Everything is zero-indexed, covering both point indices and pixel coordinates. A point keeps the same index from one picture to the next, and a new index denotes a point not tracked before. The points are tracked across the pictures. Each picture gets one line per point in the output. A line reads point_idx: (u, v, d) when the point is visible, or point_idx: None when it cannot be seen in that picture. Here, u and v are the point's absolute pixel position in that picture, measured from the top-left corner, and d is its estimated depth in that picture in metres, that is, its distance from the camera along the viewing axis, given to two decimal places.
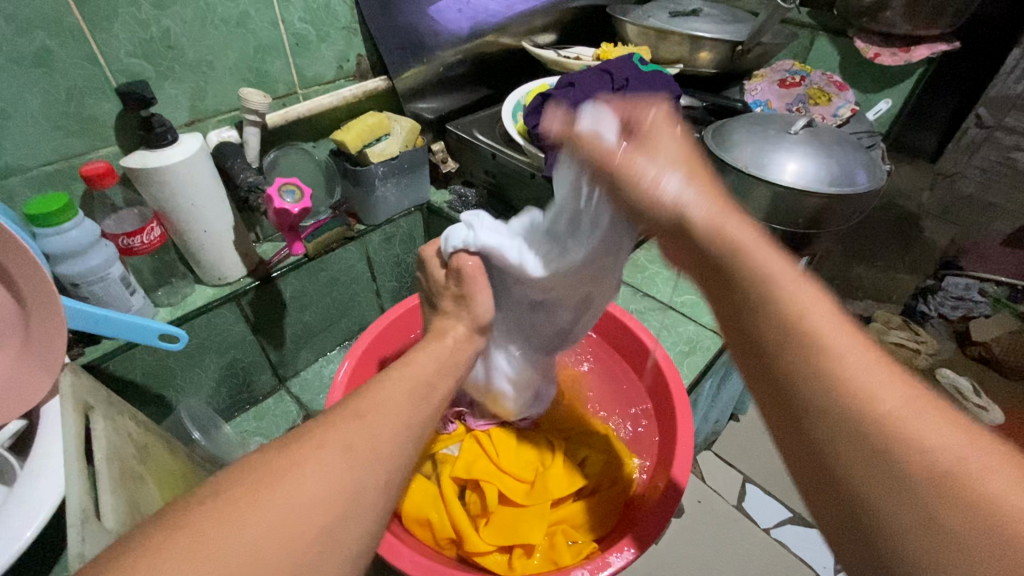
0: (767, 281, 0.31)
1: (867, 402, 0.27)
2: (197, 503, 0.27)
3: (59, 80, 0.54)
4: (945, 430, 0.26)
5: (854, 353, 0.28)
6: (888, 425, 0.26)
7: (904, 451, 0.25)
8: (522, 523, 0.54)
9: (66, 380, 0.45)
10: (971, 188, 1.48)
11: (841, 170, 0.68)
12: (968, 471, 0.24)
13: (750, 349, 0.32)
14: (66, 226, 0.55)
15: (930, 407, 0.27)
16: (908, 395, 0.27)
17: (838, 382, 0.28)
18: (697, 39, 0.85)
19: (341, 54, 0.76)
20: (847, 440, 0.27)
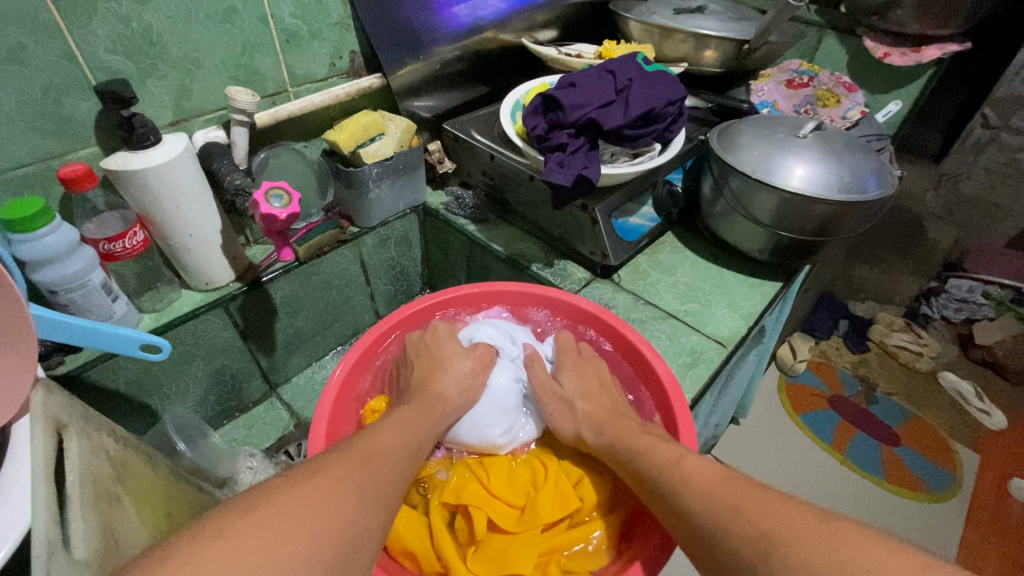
0: (672, 473, 0.47)
1: (740, 529, 0.39)
2: (234, 513, 0.34)
3: (34, 78, 0.52)
4: (791, 527, 0.37)
5: (716, 488, 0.43)
6: (761, 545, 0.37)
7: (775, 563, 0.36)
8: (511, 551, 0.52)
9: (38, 398, 0.43)
10: (977, 189, 1.39)
11: (851, 176, 0.66)
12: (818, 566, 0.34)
13: (679, 525, 0.45)
14: (43, 230, 0.52)
15: (789, 518, 0.38)
16: (769, 510, 0.39)
17: (718, 518, 0.41)
18: (702, 37, 0.82)
19: (333, 51, 0.73)
20: (738, 566, 0.38)
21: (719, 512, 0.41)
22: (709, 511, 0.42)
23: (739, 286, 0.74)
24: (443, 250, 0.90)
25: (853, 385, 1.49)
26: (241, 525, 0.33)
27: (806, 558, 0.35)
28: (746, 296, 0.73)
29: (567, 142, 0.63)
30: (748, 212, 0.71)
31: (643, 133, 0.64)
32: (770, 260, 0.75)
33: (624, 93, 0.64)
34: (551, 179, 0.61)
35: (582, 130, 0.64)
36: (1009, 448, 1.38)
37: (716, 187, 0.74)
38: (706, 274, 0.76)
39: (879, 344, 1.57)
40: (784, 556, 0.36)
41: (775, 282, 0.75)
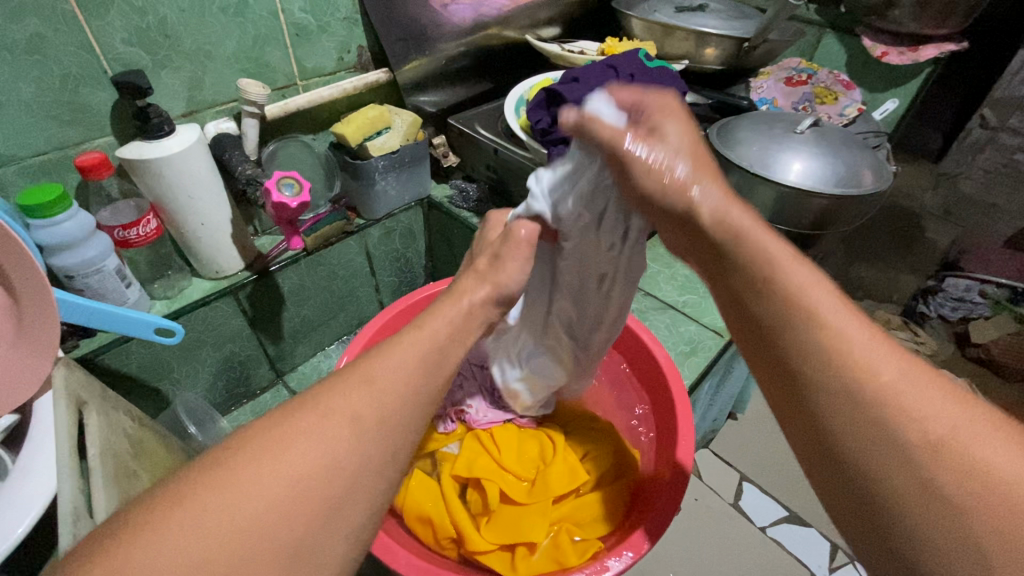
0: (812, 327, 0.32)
1: (903, 418, 0.28)
2: (215, 477, 0.26)
3: (53, 67, 0.53)
4: (967, 420, 0.28)
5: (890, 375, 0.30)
6: (920, 438, 0.28)
7: (944, 464, 0.27)
8: (524, 520, 0.54)
9: (60, 374, 0.45)
10: (974, 188, 1.46)
11: (847, 170, 0.67)
12: (989, 479, 0.26)
13: (767, 363, 0.35)
14: (60, 217, 0.54)
15: (966, 410, 0.28)
16: (935, 390, 0.29)
17: (851, 376, 0.30)
18: (703, 35, 0.83)
19: (341, 45, 0.75)
20: (873, 459, 0.29)
21: (861, 387, 0.30)
22: (855, 383, 0.30)
23: None
24: (447, 242, 0.91)
25: None
26: (215, 489, 0.26)
27: (996, 475, 0.26)
28: None
29: (570, 135, 0.64)
30: (746, 206, 0.72)
31: None
32: None
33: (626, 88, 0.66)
34: (555, 171, 0.62)
35: None
36: None
37: None
38: None
39: None
40: (959, 459, 0.27)
41: None
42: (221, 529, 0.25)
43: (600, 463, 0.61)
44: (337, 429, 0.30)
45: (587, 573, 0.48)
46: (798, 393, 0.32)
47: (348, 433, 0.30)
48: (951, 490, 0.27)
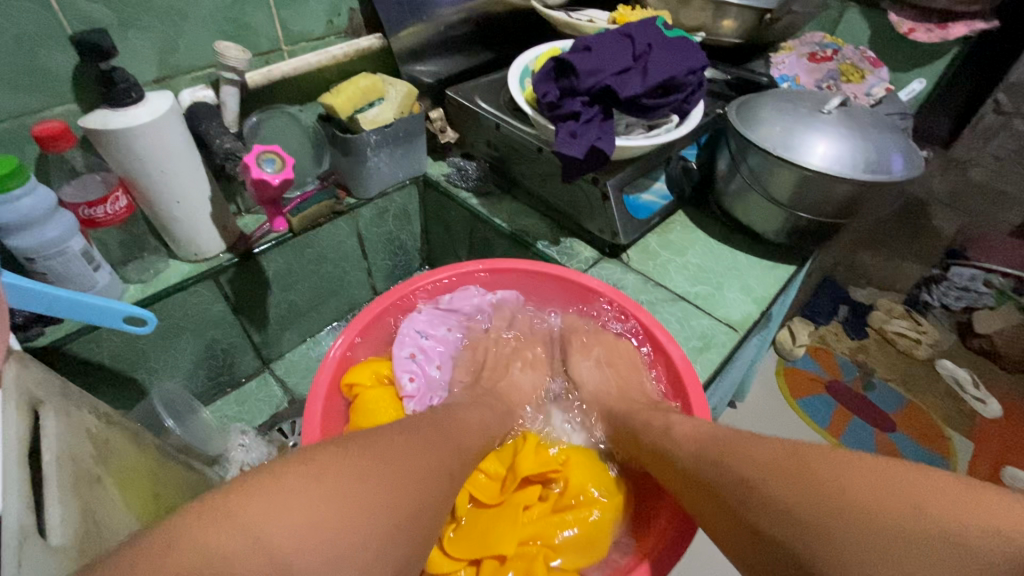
0: (657, 432, 0.53)
1: (723, 475, 0.43)
2: (285, 473, 0.33)
3: (4, 23, 0.47)
4: (765, 461, 0.41)
5: (701, 444, 0.47)
6: (742, 484, 0.41)
7: (756, 502, 0.39)
8: (492, 531, 0.52)
9: (12, 370, 0.39)
10: (984, 175, 1.39)
11: (877, 155, 0.62)
12: (784, 495, 0.38)
13: (664, 470, 0.51)
14: (17, 192, 0.48)
15: (778, 456, 0.41)
16: (744, 456, 0.42)
17: (710, 479, 0.44)
18: (723, 5, 0.77)
19: (331, 7, 0.68)
20: (729, 512, 0.42)
21: (709, 469, 0.45)
22: (695, 469, 0.46)
23: (752, 269, 0.71)
24: (444, 224, 0.86)
25: (851, 371, 1.49)
26: (297, 477, 0.33)
27: (782, 499, 0.38)
28: (758, 279, 0.70)
29: (581, 110, 0.59)
30: (766, 191, 0.67)
31: (661, 103, 0.61)
32: (784, 242, 0.72)
33: (642, 59, 0.60)
34: (563, 150, 0.57)
35: (597, 98, 0.60)
36: (1005, 437, 1.38)
37: (732, 164, 0.71)
38: (718, 255, 0.73)
39: (878, 331, 1.54)
40: (758, 493, 0.39)
41: (789, 266, 0.73)
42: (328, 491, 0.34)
43: (579, 473, 0.58)
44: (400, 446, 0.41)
45: None
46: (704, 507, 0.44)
47: (396, 459, 0.39)
48: (776, 525, 0.37)
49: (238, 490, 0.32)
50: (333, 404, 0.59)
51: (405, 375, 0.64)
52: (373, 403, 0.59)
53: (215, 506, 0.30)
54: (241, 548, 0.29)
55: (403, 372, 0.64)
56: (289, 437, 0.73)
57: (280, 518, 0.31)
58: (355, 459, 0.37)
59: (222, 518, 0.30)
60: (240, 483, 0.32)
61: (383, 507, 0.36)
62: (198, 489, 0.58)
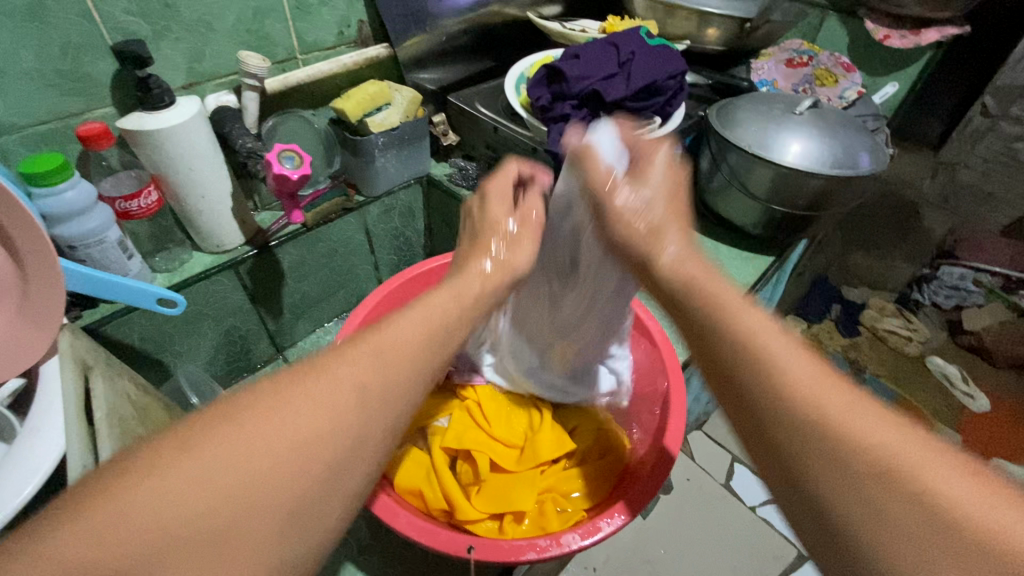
0: (751, 354, 0.33)
1: (816, 425, 0.29)
2: (213, 422, 0.28)
3: (54, 36, 0.53)
4: (893, 442, 0.27)
5: (840, 429, 0.29)
6: (879, 471, 0.26)
7: (851, 467, 0.27)
8: (513, 489, 0.57)
9: (65, 340, 0.46)
10: (972, 178, 1.41)
11: (844, 152, 0.68)
12: (874, 455, 0.27)
13: (752, 431, 0.32)
14: (62, 186, 0.54)
15: (968, 475, 0.26)
16: (880, 429, 0.28)
17: (845, 459, 0.27)
18: (705, 15, 0.83)
19: (342, 19, 0.74)
20: (793, 456, 0.29)
21: (786, 405, 0.30)
22: (782, 406, 0.30)
23: (733, 259, 0.77)
24: (446, 221, 0.92)
25: (842, 366, 1.53)
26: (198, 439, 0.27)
27: (875, 457, 0.27)
28: (738, 268, 0.75)
29: (570, 112, 0.64)
30: (744, 187, 0.73)
31: (644, 105, 0.66)
32: (763, 235, 0.77)
33: (627, 65, 0.66)
34: (554, 148, 0.63)
35: (585, 102, 0.65)
36: (991, 429, 1.42)
37: (713, 162, 0.76)
38: (702, 247, 0.78)
39: (869, 330, 1.59)
40: (866, 466, 0.27)
41: (767, 257, 0.78)
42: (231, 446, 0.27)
43: (586, 438, 0.63)
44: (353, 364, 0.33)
45: (581, 531, 0.49)
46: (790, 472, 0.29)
47: (353, 403, 0.31)
48: (845, 493, 0.27)
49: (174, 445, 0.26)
50: None
51: None
52: None
53: (144, 472, 0.25)
54: (161, 520, 0.24)
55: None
56: None
57: (199, 481, 0.25)
58: (295, 402, 0.30)
59: (143, 467, 0.25)
60: (171, 432, 0.27)
61: (329, 472, 0.29)
62: None
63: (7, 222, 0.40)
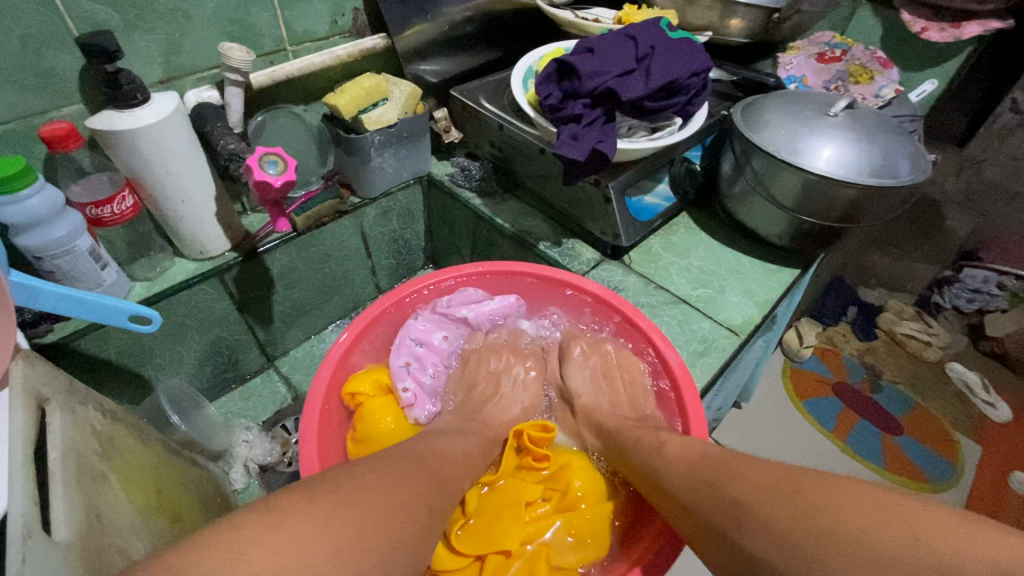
0: (661, 462, 0.51)
1: (715, 501, 0.43)
2: (257, 524, 0.32)
3: (11, 26, 0.48)
4: (753, 488, 0.41)
5: (693, 466, 0.48)
6: (737, 509, 0.41)
7: (746, 526, 0.40)
8: (498, 527, 0.52)
9: (19, 370, 0.40)
10: (1000, 175, 1.33)
11: (883, 159, 0.62)
12: (747, 499, 0.41)
13: (694, 529, 0.45)
14: (25, 192, 0.49)
15: (793, 498, 0.39)
16: (743, 479, 0.43)
17: (699, 493, 0.45)
18: (730, 3, 0.76)
19: (335, 7, 0.69)
20: (717, 530, 0.43)
21: (700, 496, 0.45)
22: (695, 498, 0.45)
23: (755, 272, 0.71)
24: (447, 223, 0.86)
25: (857, 372, 1.47)
26: (257, 528, 0.32)
27: (770, 517, 0.39)
28: (761, 282, 0.70)
29: (582, 113, 0.59)
30: (769, 194, 0.67)
31: (663, 105, 0.60)
32: (788, 246, 0.72)
33: (645, 61, 0.60)
34: (564, 153, 0.57)
35: (598, 101, 0.59)
36: (1014, 441, 1.36)
37: (736, 166, 0.70)
38: (721, 258, 0.73)
39: (887, 333, 1.52)
40: (750, 519, 0.40)
41: (792, 269, 0.72)
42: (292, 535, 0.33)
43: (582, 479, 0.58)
44: (404, 464, 0.46)
45: None
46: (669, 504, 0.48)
47: (408, 496, 0.42)
48: (757, 541, 0.39)
49: (221, 552, 0.30)
50: (332, 411, 0.60)
51: (404, 384, 0.63)
52: (380, 420, 0.59)
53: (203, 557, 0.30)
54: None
55: (401, 381, 0.63)
56: (292, 433, 0.74)
57: (256, 564, 0.30)
58: (330, 504, 0.36)
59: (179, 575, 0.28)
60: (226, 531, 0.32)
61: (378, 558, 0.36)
62: (202, 484, 0.59)
63: None
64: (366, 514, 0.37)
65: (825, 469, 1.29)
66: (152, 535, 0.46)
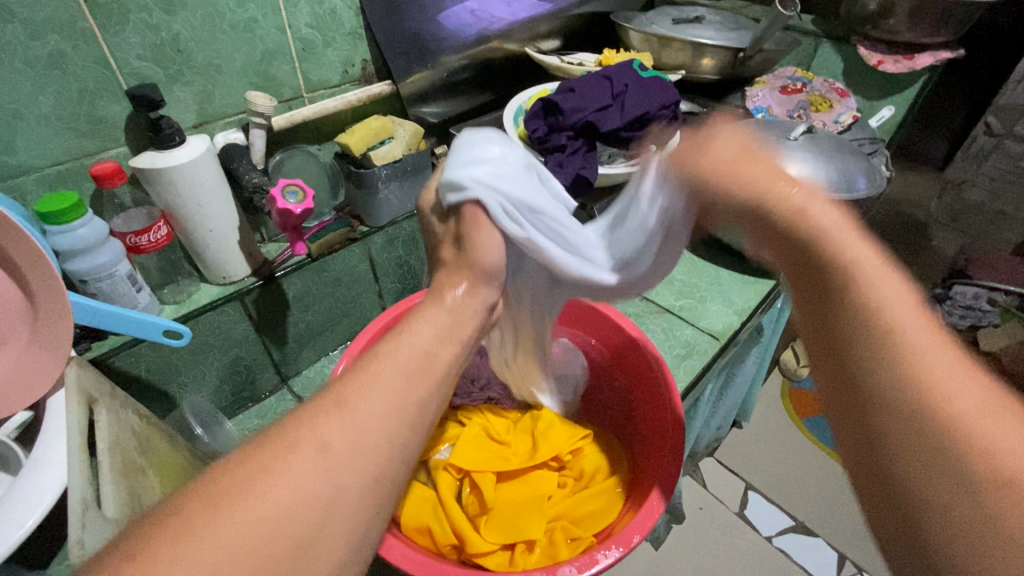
0: (880, 297, 0.35)
1: (878, 346, 0.34)
2: (229, 483, 0.30)
3: (72, 82, 0.56)
4: (946, 376, 0.32)
5: (909, 363, 0.33)
6: (939, 406, 0.31)
7: (890, 378, 0.33)
8: (523, 515, 0.56)
9: (72, 373, 0.49)
10: (981, 197, 1.51)
11: (840, 174, 0.69)
12: (923, 392, 0.32)
13: (842, 382, 0.36)
14: (76, 223, 0.56)
15: (975, 408, 0.30)
16: (956, 380, 0.32)
17: (880, 331, 0.34)
18: (699, 46, 0.85)
19: (346, 59, 0.77)
20: (863, 346, 0.35)
21: (873, 335, 0.34)
22: (896, 337, 0.34)
23: (734, 283, 0.77)
24: None
25: None
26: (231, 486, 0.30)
27: (920, 409, 0.31)
28: (740, 292, 0.75)
29: (566, 143, 0.66)
30: None
31: (639, 134, 0.68)
32: (764, 259, 0.77)
33: (620, 97, 0.68)
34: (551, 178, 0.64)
35: (580, 132, 0.67)
36: None
37: None
38: (703, 272, 0.78)
39: None
40: (908, 373, 0.32)
41: (769, 280, 0.78)
42: (271, 485, 0.30)
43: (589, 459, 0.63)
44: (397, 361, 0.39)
45: (579, 564, 0.47)
46: (798, 260, 0.40)
47: (399, 392, 0.37)
48: (891, 386, 0.33)
49: (243, 470, 0.30)
50: None
51: None
52: None
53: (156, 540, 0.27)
54: (237, 557, 0.27)
55: None
56: None
57: (235, 528, 0.28)
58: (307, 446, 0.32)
59: (151, 551, 0.26)
60: (192, 492, 0.29)
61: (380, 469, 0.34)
62: None
63: (14, 246, 0.44)
64: (374, 413, 0.35)
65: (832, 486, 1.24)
66: None
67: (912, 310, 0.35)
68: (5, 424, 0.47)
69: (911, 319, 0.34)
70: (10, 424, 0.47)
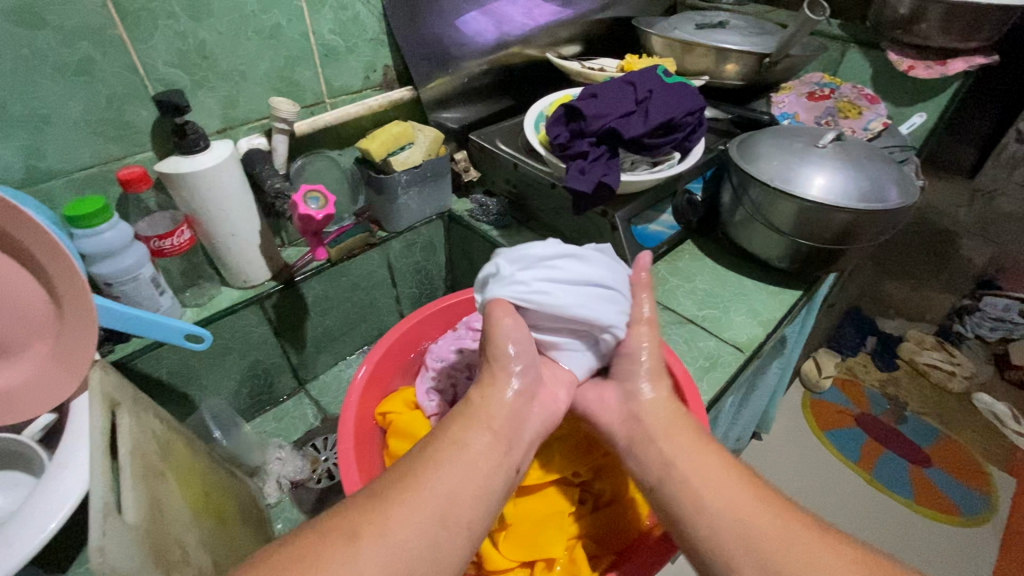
0: (677, 450, 0.47)
1: (688, 489, 0.44)
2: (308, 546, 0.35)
3: (101, 88, 0.57)
4: (740, 498, 0.42)
5: (704, 490, 0.43)
6: (739, 531, 0.40)
7: (697, 511, 0.42)
8: (543, 530, 0.55)
9: (96, 376, 0.49)
10: (1014, 206, 1.33)
11: (871, 185, 0.66)
12: (728, 520, 0.41)
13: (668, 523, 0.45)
14: (102, 227, 0.57)
15: (775, 522, 0.40)
16: (748, 502, 0.42)
17: (684, 476, 0.45)
18: (723, 51, 0.84)
19: (368, 64, 0.78)
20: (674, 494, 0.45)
21: (679, 482, 0.45)
22: (698, 480, 0.44)
23: (759, 294, 0.75)
24: (466, 254, 0.92)
25: (881, 403, 1.45)
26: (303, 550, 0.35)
27: (738, 537, 0.40)
28: (765, 303, 0.73)
29: (588, 150, 0.65)
30: (768, 221, 0.71)
31: (662, 141, 0.67)
32: (790, 268, 0.76)
33: (644, 103, 0.67)
34: (573, 185, 0.63)
35: (603, 139, 0.66)
36: None
37: (735, 196, 0.75)
38: (726, 281, 0.77)
39: (908, 363, 1.50)
40: (712, 510, 0.42)
41: (794, 291, 0.76)
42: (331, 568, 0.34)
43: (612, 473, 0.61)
44: (463, 447, 0.43)
45: None
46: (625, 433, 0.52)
47: (463, 477, 0.41)
48: (695, 518, 0.42)
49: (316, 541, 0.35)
50: (365, 430, 0.64)
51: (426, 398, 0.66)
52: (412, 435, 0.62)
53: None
54: None
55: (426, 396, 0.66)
56: (321, 453, 0.78)
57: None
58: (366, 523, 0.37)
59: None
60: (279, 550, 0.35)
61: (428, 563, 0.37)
62: (240, 493, 0.63)
63: (39, 247, 0.44)
64: (423, 515, 0.38)
65: (854, 502, 1.25)
66: (201, 534, 0.50)
67: (687, 442, 0.47)
68: (30, 427, 0.49)
69: (688, 446, 0.47)
70: (34, 427, 0.49)
